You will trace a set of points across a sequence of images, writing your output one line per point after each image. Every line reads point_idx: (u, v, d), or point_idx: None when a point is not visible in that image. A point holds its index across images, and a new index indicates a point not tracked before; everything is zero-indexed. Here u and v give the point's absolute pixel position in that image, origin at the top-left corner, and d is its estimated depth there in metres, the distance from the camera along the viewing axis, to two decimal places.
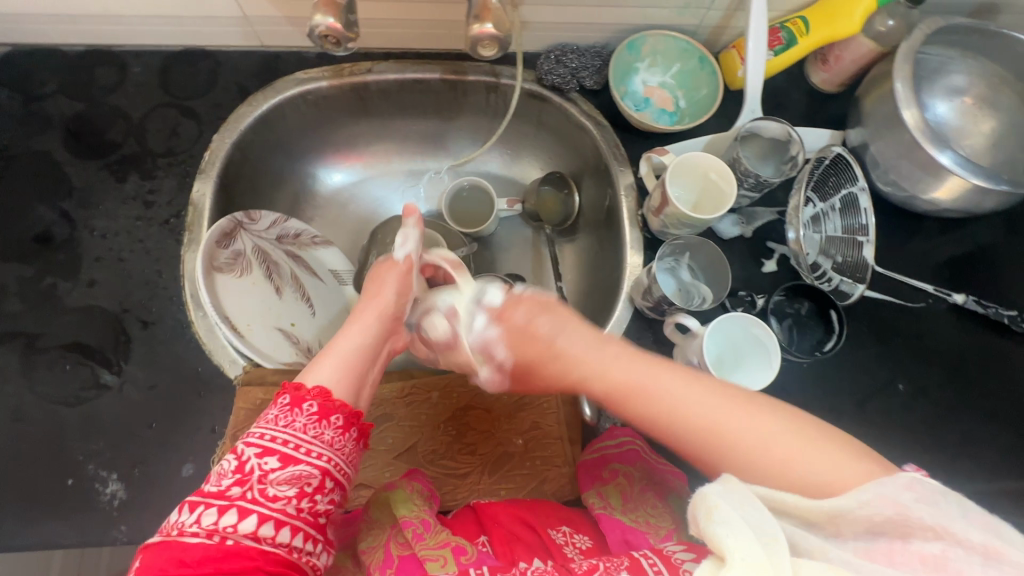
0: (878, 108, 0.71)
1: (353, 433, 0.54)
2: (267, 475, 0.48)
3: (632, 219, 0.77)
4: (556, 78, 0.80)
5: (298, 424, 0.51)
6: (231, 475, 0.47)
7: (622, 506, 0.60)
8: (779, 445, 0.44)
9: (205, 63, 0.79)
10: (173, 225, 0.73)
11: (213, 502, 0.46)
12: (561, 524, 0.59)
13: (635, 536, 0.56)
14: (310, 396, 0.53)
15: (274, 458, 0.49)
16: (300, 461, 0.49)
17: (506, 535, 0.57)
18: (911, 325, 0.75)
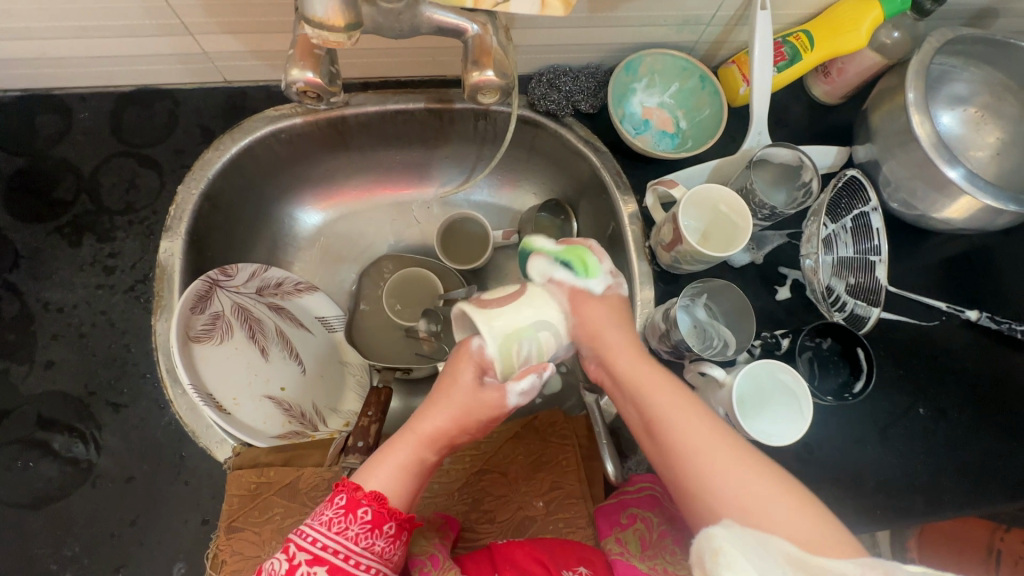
0: (887, 125, 0.68)
1: (405, 538, 0.51)
2: None
3: (639, 251, 0.72)
4: (549, 104, 0.74)
5: (349, 532, 0.48)
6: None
7: (640, 552, 0.57)
8: (744, 486, 0.44)
9: (162, 104, 0.72)
10: (139, 292, 0.66)
11: None
12: (578, 564, 0.55)
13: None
14: (366, 501, 0.49)
15: (321, 569, 0.46)
16: (346, 574, 0.47)
17: None
18: (927, 345, 0.73)
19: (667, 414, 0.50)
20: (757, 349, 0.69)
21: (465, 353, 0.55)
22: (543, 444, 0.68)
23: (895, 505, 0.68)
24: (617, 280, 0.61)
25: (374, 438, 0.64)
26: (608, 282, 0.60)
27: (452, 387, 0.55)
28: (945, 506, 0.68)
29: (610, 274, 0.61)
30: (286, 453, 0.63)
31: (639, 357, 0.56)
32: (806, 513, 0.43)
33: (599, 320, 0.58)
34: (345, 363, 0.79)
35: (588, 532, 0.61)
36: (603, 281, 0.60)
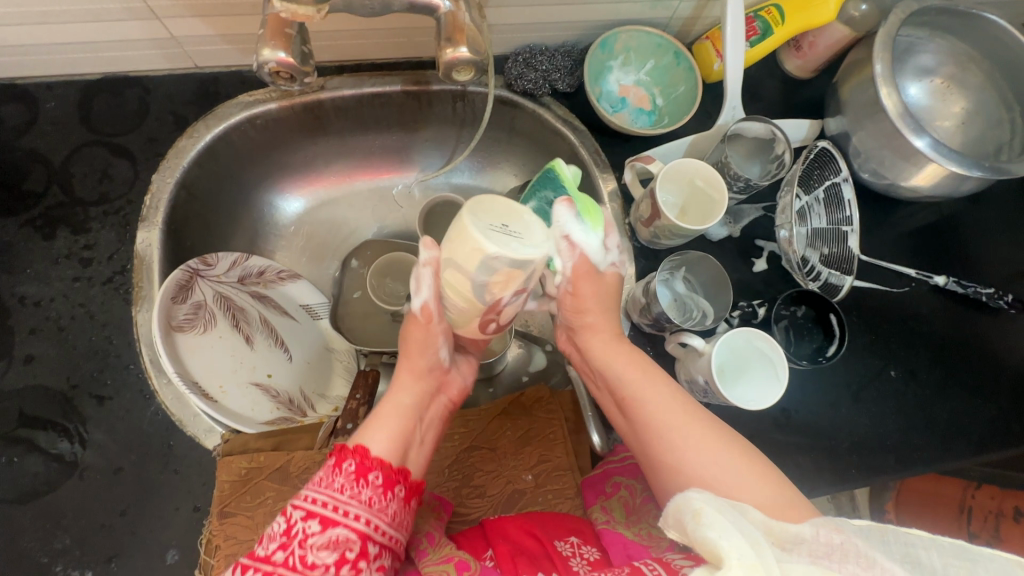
0: (856, 96, 0.70)
1: (397, 490, 0.50)
2: (307, 539, 0.45)
3: (620, 228, 0.74)
4: (527, 84, 0.74)
5: (337, 483, 0.47)
6: (276, 538, 0.45)
7: (625, 519, 0.58)
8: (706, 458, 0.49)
9: (131, 91, 0.70)
10: (118, 283, 0.65)
11: (259, 567, 0.43)
12: (569, 535, 0.57)
13: (637, 550, 0.52)
14: (350, 455, 0.49)
15: (314, 521, 0.45)
16: (338, 524, 0.46)
17: (510, 549, 0.53)
18: (897, 309, 0.76)
19: (650, 407, 0.54)
20: (736, 320, 0.71)
21: (414, 321, 0.58)
22: (529, 418, 0.69)
23: (869, 463, 0.71)
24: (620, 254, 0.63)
25: (363, 419, 0.65)
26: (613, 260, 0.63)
27: (413, 353, 0.59)
28: (916, 462, 0.71)
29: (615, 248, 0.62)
30: (277, 437, 0.64)
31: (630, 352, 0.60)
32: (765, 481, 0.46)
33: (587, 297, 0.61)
34: (332, 350, 0.79)
35: (576, 501, 0.63)
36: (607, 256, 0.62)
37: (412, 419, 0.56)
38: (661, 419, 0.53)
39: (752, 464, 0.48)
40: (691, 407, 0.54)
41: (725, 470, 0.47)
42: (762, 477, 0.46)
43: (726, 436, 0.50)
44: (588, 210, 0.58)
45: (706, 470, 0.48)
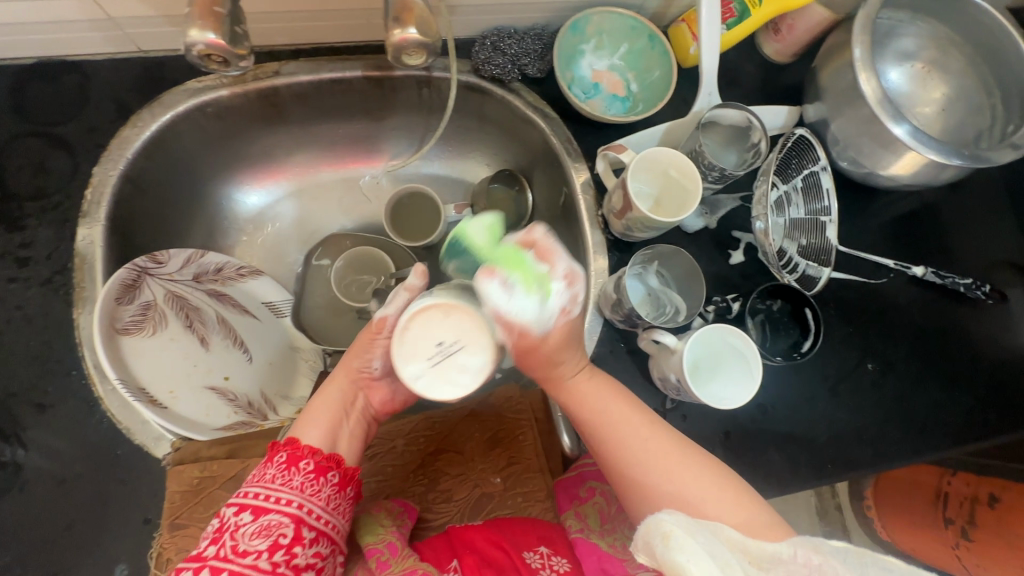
0: (835, 82, 0.67)
1: (331, 476, 0.49)
2: (238, 530, 0.43)
3: (592, 220, 0.71)
4: (494, 69, 0.71)
5: (268, 473, 0.47)
6: (208, 534, 0.44)
7: (600, 527, 0.56)
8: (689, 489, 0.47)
9: (69, 77, 0.66)
10: (57, 284, 0.61)
11: (188, 564, 0.42)
12: (538, 544, 0.54)
13: (612, 564, 0.52)
14: (281, 447, 0.49)
15: (245, 512, 0.44)
16: (270, 511, 0.45)
17: (476, 562, 0.52)
18: (875, 301, 0.74)
19: (627, 430, 0.51)
20: (710, 315, 0.69)
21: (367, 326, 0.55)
22: (499, 418, 0.67)
23: (845, 458, 0.70)
24: (570, 295, 0.50)
25: None
26: (561, 305, 0.49)
27: (352, 354, 0.56)
28: (891, 456, 0.71)
29: (566, 285, 0.49)
30: (232, 444, 0.60)
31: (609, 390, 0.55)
32: (744, 505, 0.46)
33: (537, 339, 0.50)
34: (297, 350, 0.76)
35: (547, 505, 0.62)
36: (557, 300, 0.49)
37: (341, 415, 0.54)
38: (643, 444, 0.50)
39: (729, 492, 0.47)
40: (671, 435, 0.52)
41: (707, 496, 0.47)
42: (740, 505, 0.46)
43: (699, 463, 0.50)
44: (513, 264, 0.48)
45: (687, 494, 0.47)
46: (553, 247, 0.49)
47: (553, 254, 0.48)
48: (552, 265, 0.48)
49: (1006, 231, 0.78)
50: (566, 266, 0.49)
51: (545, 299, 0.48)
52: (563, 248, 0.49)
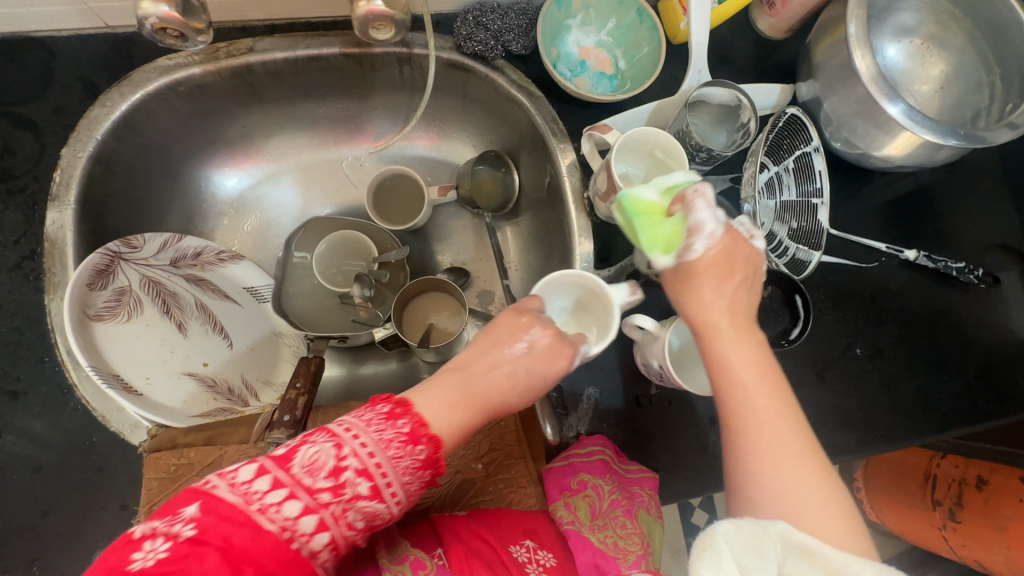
0: (829, 58, 0.65)
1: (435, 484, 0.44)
2: (353, 499, 0.39)
3: (578, 203, 0.69)
4: (476, 46, 0.68)
5: (404, 463, 0.41)
6: (325, 476, 0.39)
7: (591, 522, 0.57)
8: (790, 478, 0.41)
9: (34, 54, 0.63)
10: (27, 269, 0.60)
11: (297, 495, 0.37)
12: (524, 538, 0.55)
13: (607, 561, 0.54)
14: (424, 439, 0.42)
15: (366, 485, 0.39)
16: (382, 503, 0.40)
17: (463, 550, 0.52)
18: (866, 285, 0.73)
19: (744, 392, 0.44)
20: None
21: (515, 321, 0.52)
22: None
23: (830, 444, 0.70)
24: (688, 246, 0.49)
25: (302, 411, 0.60)
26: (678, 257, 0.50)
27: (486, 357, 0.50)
28: (877, 441, 0.70)
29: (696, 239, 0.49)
30: (210, 430, 0.59)
31: (744, 339, 0.47)
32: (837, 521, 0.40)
33: (669, 278, 0.51)
34: (280, 335, 0.75)
35: (530, 490, 0.62)
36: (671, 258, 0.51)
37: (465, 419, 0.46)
38: (752, 419, 0.43)
39: (834, 506, 0.41)
40: (795, 416, 0.44)
41: (804, 502, 0.40)
42: (839, 521, 0.40)
43: (818, 461, 0.42)
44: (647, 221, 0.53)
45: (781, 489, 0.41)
46: (696, 203, 0.50)
47: (691, 209, 0.50)
48: (690, 225, 0.49)
49: (1002, 213, 0.76)
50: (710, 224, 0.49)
51: (677, 251, 0.50)
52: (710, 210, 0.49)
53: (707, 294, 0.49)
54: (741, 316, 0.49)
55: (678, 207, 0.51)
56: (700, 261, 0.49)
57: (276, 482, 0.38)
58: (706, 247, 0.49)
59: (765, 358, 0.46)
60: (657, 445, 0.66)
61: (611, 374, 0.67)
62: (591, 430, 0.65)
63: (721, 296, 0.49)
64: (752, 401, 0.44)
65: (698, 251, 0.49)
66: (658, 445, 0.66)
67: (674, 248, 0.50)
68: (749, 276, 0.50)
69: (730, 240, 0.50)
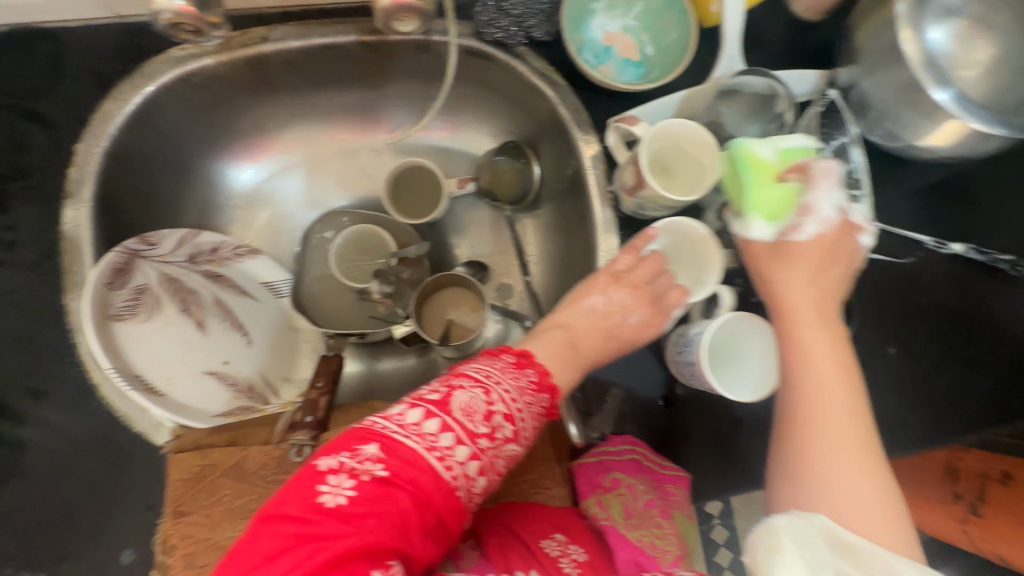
0: (869, 44, 0.62)
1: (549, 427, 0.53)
2: (501, 445, 0.46)
3: (602, 196, 0.66)
4: (497, 32, 0.66)
5: (535, 411, 0.49)
6: (483, 423, 0.45)
7: (625, 520, 0.60)
8: (846, 468, 0.42)
9: (44, 46, 0.62)
10: (45, 268, 0.60)
11: (466, 440, 0.43)
12: (554, 532, 0.55)
13: (647, 560, 0.56)
14: (548, 391, 0.51)
15: (510, 431, 0.46)
16: (519, 447, 0.48)
17: (499, 543, 0.52)
18: (899, 282, 0.71)
19: (820, 377, 0.45)
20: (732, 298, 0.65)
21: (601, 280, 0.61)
22: None
23: None
24: (798, 223, 0.50)
25: (323, 412, 0.59)
26: (786, 231, 0.51)
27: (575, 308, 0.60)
28: (909, 443, 0.69)
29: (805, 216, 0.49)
30: (232, 430, 0.59)
31: (825, 328, 0.48)
32: (889, 520, 0.41)
33: (762, 250, 0.52)
34: (298, 330, 0.75)
35: (554, 492, 0.61)
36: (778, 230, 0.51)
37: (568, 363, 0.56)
38: (822, 404, 0.45)
39: (885, 501, 0.41)
40: (865, 415, 0.44)
41: (855, 492, 0.41)
42: (889, 518, 0.41)
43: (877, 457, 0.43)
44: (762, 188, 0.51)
45: (833, 476, 0.42)
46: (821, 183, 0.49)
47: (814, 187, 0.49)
48: (806, 201, 0.49)
49: None
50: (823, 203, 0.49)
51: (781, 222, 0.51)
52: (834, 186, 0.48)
53: (798, 278, 0.50)
54: (821, 306, 0.50)
55: (795, 175, 0.50)
56: (806, 242, 0.50)
57: (445, 426, 0.43)
58: (814, 228, 0.50)
59: (843, 351, 0.47)
60: (681, 445, 0.65)
61: (636, 374, 0.66)
62: (616, 431, 0.65)
63: (811, 284, 0.50)
64: (822, 390, 0.45)
65: (806, 230, 0.50)
66: (683, 446, 0.65)
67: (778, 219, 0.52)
68: (847, 267, 0.51)
69: (843, 227, 0.50)
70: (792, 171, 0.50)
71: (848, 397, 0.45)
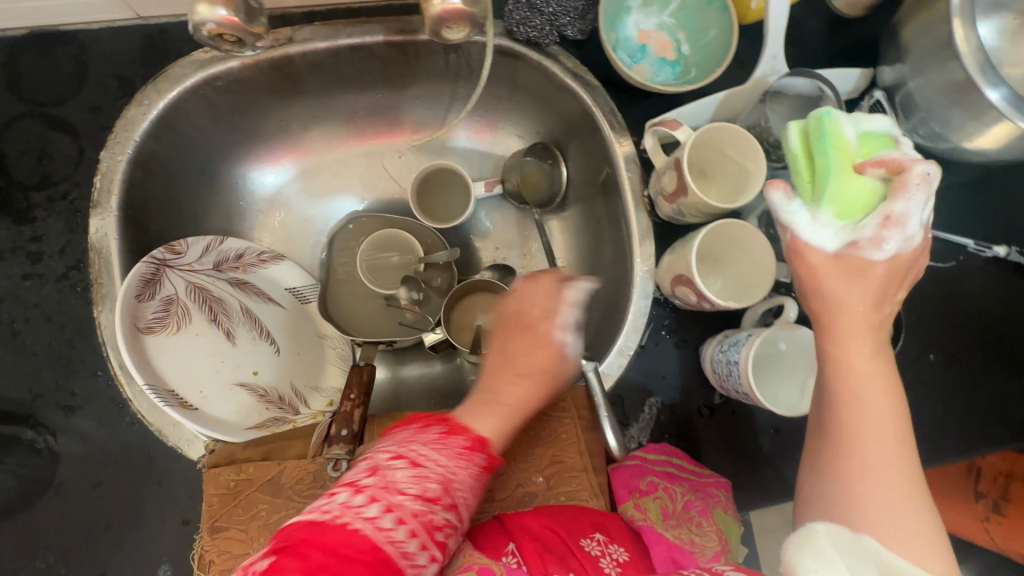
0: (915, 42, 0.60)
1: (478, 458, 0.51)
2: (393, 480, 0.45)
3: (637, 201, 0.65)
4: (531, 31, 0.63)
5: (426, 443, 0.49)
6: (365, 472, 0.45)
7: (661, 521, 0.57)
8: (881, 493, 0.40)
9: (66, 49, 0.60)
10: (74, 280, 0.59)
11: (346, 485, 0.44)
12: (593, 531, 0.53)
13: (683, 555, 0.54)
14: (450, 430, 0.51)
15: (401, 463, 0.46)
16: (425, 476, 0.46)
17: (536, 546, 0.50)
18: (941, 287, 0.69)
19: (864, 400, 0.42)
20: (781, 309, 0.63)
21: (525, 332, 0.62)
22: (541, 418, 0.63)
23: None
24: (879, 236, 0.43)
25: (359, 424, 0.58)
26: (859, 239, 0.43)
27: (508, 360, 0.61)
28: (951, 452, 0.67)
29: (882, 224, 0.42)
30: (267, 444, 0.58)
31: (874, 351, 0.44)
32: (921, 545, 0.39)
33: (825, 267, 0.45)
34: (323, 336, 0.71)
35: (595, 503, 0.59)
36: (853, 236, 0.44)
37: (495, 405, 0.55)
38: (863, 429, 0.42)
39: (920, 527, 0.40)
40: (904, 432, 0.42)
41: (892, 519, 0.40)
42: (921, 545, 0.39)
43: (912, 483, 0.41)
44: (845, 181, 0.43)
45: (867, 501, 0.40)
46: (913, 188, 0.41)
47: (904, 193, 0.42)
48: (891, 200, 0.42)
49: None
50: (900, 210, 0.42)
51: (853, 227, 0.44)
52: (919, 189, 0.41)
53: (864, 297, 0.44)
54: (870, 325, 0.44)
55: (877, 169, 0.43)
56: (882, 261, 0.43)
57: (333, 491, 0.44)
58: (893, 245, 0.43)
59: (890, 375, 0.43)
60: (719, 455, 0.64)
61: (672, 382, 0.65)
62: (653, 440, 0.64)
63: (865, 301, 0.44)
64: (863, 408, 0.42)
65: (888, 242, 0.43)
66: (721, 455, 0.64)
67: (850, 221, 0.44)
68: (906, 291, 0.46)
69: (919, 248, 0.44)
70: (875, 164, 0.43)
71: (888, 424, 0.42)
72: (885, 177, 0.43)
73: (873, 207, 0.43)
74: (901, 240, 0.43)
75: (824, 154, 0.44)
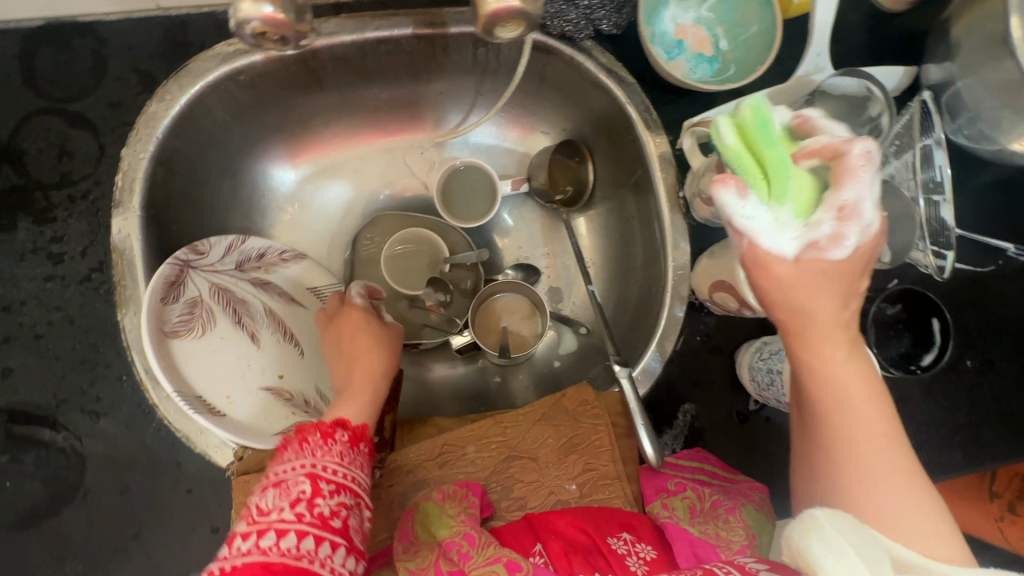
0: (964, 41, 0.58)
1: (359, 447, 0.47)
2: (263, 506, 0.40)
3: (672, 202, 0.63)
4: (565, 25, 0.61)
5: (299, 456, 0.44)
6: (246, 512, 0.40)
7: (689, 518, 0.54)
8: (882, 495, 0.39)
9: (84, 42, 0.58)
10: (98, 282, 0.57)
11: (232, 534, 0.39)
12: (620, 530, 0.52)
13: (705, 550, 0.50)
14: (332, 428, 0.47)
15: (269, 489, 0.41)
16: (302, 488, 0.42)
17: (563, 546, 0.49)
18: (979, 292, 0.68)
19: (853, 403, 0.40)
20: None
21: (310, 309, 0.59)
22: (574, 425, 0.62)
23: (940, 465, 0.65)
24: (839, 234, 0.38)
25: None
26: (816, 238, 0.39)
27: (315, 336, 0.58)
28: (988, 460, 0.66)
29: (837, 216, 0.38)
30: None
31: (850, 350, 0.41)
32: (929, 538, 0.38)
33: (790, 275, 0.40)
34: None
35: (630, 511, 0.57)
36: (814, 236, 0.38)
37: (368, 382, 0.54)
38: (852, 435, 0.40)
39: (926, 521, 0.38)
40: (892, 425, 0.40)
41: (895, 521, 0.38)
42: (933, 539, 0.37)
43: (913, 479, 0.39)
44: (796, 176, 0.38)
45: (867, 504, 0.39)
46: (857, 171, 0.37)
47: (851, 179, 0.37)
48: (840, 190, 0.37)
49: None
50: (853, 199, 0.37)
51: (808, 225, 0.39)
52: (866, 177, 0.37)
53: (830, 302, 0.40)
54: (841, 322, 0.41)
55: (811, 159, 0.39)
56: (841, 259, 0.39)
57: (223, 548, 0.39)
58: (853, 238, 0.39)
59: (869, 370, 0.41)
60: (752, 462, 0.63)
61: (706, 388, 0.64)
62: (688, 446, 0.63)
63: (829, 303, 0.40)
64: (847, 411, 0.40)
65: (849, 237, 0.38)
66: (755, 462, 0.63)
67: (804, 220, 0.39)
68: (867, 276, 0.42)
69: (879, 232, 0.40)
70: (810, 152, 0.38)
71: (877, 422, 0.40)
72: (821, 165, 0.39)
73: (819, 199, 0.38)
74: (859, 229, 0.38)
75: (774, 146, 0.37)
